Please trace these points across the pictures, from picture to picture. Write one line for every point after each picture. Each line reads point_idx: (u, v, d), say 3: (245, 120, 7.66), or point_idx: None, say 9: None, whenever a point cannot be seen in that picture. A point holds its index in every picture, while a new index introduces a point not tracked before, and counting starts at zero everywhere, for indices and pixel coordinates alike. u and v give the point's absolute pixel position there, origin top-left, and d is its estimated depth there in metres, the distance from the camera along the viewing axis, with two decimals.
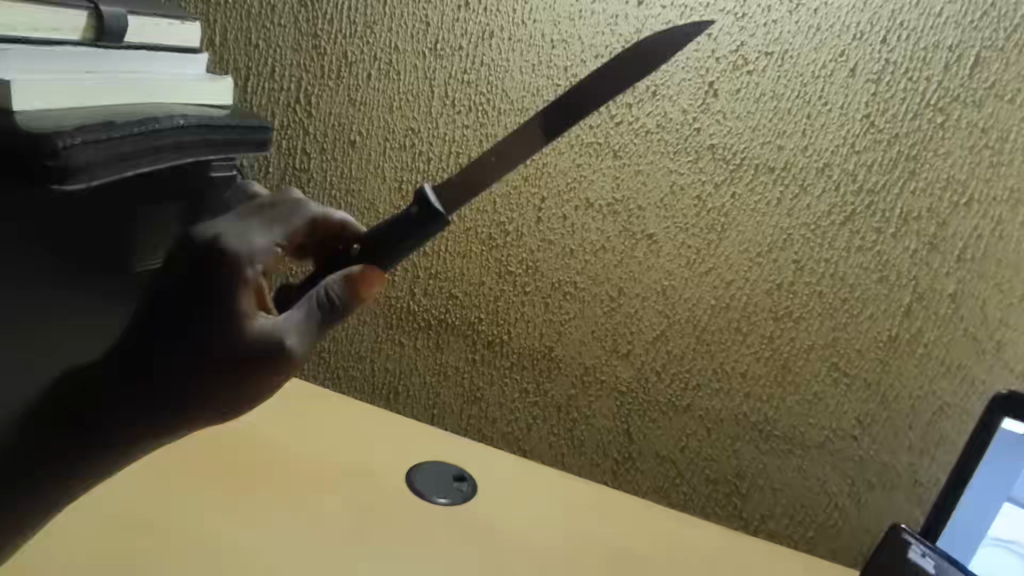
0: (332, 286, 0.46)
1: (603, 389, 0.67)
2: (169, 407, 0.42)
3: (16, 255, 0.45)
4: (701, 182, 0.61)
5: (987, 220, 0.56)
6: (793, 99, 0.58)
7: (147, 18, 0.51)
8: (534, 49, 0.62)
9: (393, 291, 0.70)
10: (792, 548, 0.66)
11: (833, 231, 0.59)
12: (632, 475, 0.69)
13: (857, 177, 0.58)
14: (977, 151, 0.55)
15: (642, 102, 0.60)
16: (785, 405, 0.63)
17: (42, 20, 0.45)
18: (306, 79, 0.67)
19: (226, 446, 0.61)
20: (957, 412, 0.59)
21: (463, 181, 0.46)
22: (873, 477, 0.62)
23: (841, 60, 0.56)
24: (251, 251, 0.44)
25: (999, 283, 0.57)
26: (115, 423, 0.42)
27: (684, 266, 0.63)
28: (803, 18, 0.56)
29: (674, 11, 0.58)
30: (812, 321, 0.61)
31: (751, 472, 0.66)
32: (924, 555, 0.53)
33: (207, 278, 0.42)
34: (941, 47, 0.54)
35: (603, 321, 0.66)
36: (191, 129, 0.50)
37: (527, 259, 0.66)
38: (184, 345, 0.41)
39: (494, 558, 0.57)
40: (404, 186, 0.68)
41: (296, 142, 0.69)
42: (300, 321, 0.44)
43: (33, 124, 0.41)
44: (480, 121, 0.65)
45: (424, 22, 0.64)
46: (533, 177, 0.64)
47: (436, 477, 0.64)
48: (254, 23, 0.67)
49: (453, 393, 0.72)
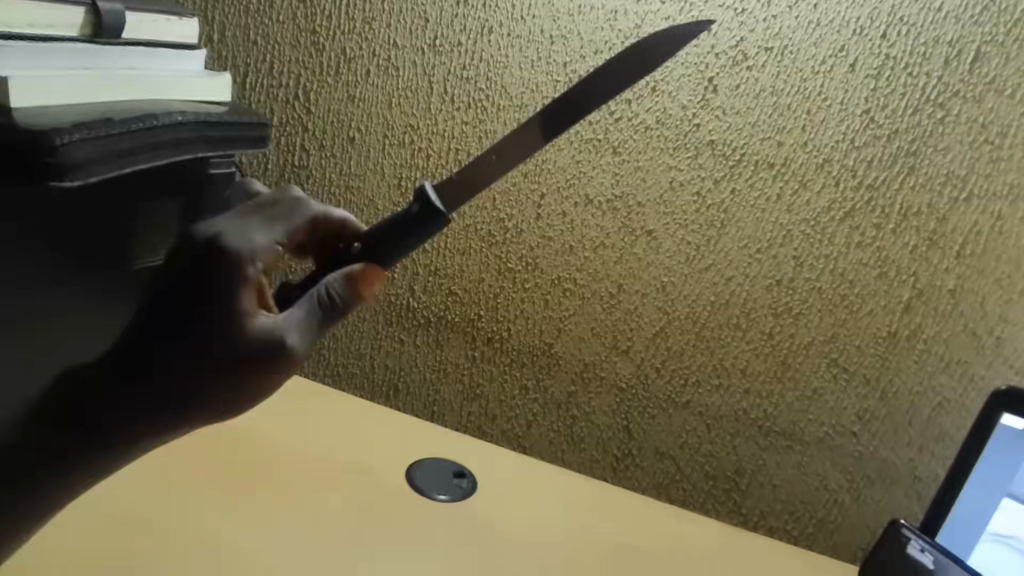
0: (333, 284, 0.46)
1: (603, 386, 0.67)
2: (169, 407, 0.42)
3: (15, 253, 0.46)
4: (701, 178, 0.61)
5: (987, 216, 0.56)
6: (793, 94, 0.57)
7: (143, 14, 0.50)
8: (533, 45, 0.62)
9: (393, 288, 0.70)
10: (791, 543, 0.66)
11: (833, 227, 0.59)
12: (632, 472, 0.69)
13: (857, 173, 0.57)
14: (977, 147, 0.55)
15: (642, 98, 0.60)
16: (785, 401, 0.63)
17: (40, 17, 0.45)
18: (305, 75, 0.67)
19: (226, 444, 0.62)
20: (956, 408, 0.60)
21: (463, 180, 0.46)
22: (873, 473, 0.63)
23: (841, 55, 0.56)
24: (252, 250, 0.43)
25: (999, 279, 0.57)
26: (115, 423, 0.42)
27: (684, 262, 0.63)
28: (803, 14, 0.56)
29: (674, 7, 0.58)
30: (812, 317, 0.61)
31: (751, 468, 0.66)
32: (923, 551, 0.54)
33: (208, 277, 0.42)
34: (941, 42, 0.54)
35: (603, 317, 0.66)
36: (190, 126, 0.50)
37: (527, 256, 0.66)
38: (184, 345, 0.42)
39: (494, 557, 0.57)
40: (403, 183, 0.68)
41: (295, 139, 0.69)
42: (301, 319, 0.44)
43: (32, 121, 0.41)
44: (479, 117, 0.65)
45: (423, 18, 0.64)
46: (532, 174, 0.64)
47: (437, 475, 0.64)
48: (253, 19, 0.67)
49: (452, 390, 0.72)
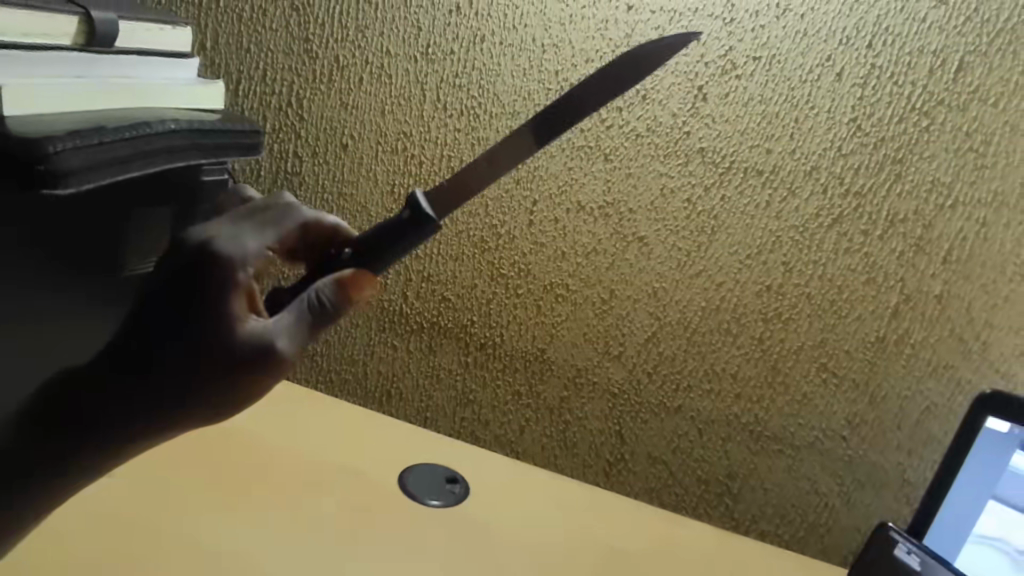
0: (324, 288, 0.45)
1: (595, 391, 0.68)
2: (163, 407, 0.42)
3: (15, 261, 0.46)
4: (691, 185, 0.61)
5: (972, 223, 0.57)
6: (781, 103, 0.58)
7: (136, 23, 0.51)
8: (525, 53, 0.62)
9: (386, 295, 0.70)
10: (782, 547, 0.67)
11: (821, 234, 0.60)
12: (625, 477, 0.69)
13: (845, 180, 0.58)
14: (962, 154, 0.56)
15: (633, 106, 0.61)
16: (775, 406, 0.64)
17: (31, 26, 0.45)
18: (297, 83, 0.67)
19: (217, 443, 0.62)
20: (944, 412, 0.60)
21: (453, 186, 0.46)
22: (862, 476, 0.63)
23: (828, 64, 0.57)
24: (244, 255, 0.44)
25: (984, 285, 0.58)
26: (110, 424, 0.42)
27: (674, 268, 0.63)
28: (791, 23, 0.57)
29: (663, 17, 0.59)
30: (801, 322, 0.62)
31: (742, 472, 0.66)
32: (911, 552, 0.54)
33: (201, 277, 0.42)
34: (925, 52, 0.55)
35: (595, 322, 0.66)
36: (182, 134, 0.50)
37: (519, 262, 0.67)
38: (179, 345, 0.42)
39: (491, 558, 0.57)
40: (396, 190, 0.68)
41: (288, 146, 0.69)
42: (291, 323, 0.44)
43: (25, 129, 0.42)
44: (472, 125, 0.65)
45: (415, 27, 0.64)
46: (525, 181, 0.65)
47: (430, 478, 0.65)
48: (247, 27, 0.67)
49: (445, 396, 0.72)
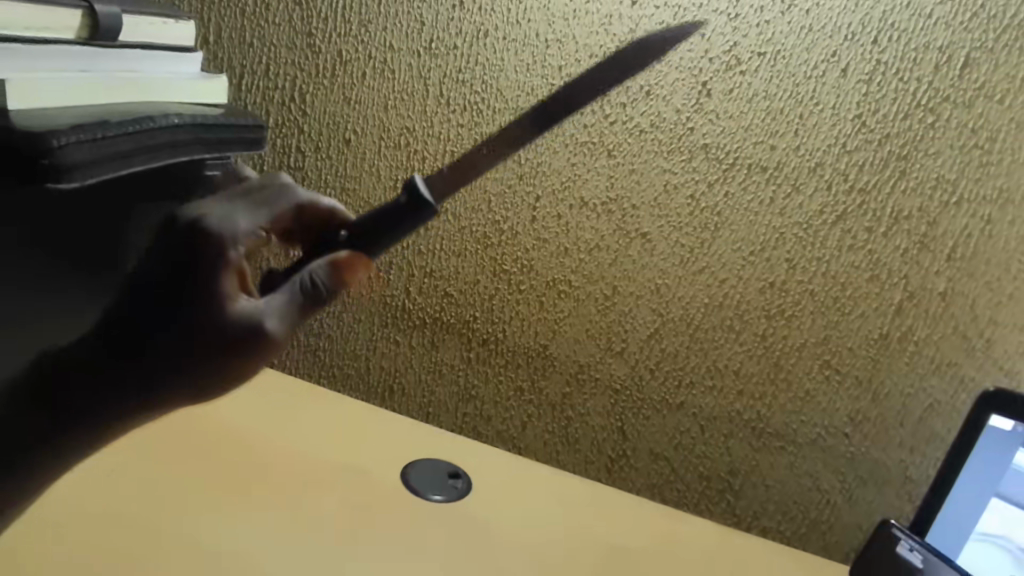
0: (318, 270, 0.46)
1: (597, 387, 0.68)
2: (155, 389, 0.45)
3: (16, 260, 0.45)
4: (694, 182, 0.61)
5: (977, 219, 0.57)
6: (786, 99, 0.58)
7: (140, 17, 0.51)
8: (528, 49, 0.62)
9: (389, 290, 0.70)
10: (783, 543, 0.67)
11: (825, 231, 0.59)
12: (627, 473, 0.69)
13: (849, 177, 0.58)
14: (967, 151, 0.56)
15: (637, 102, 0.60)
16: (777, 403, 0.64)
17: (34, 20, 0.45)
18: (300, 78, 0.67)
19: (216, 445, 0.62)
20: (947, 409, 0.60)
21: (452, 170, 0.46)
22: (864, 473, 0.63)
23: (833, 60, 0.57)
24: (234, 233, 0.48)
25: (989, 282, 0.58)
26: (104, 406, 0.45)
27: (677, 265, 0.63)
28: (796, 19, 0.57)
29: (668, 12, 0.58)
30: (804, 318, 0.62)
31: (744, 469, 0.66)
32: (912, 550, 0.55)
33: (195, 259, 0.46)
34: (931, 48, 0.55)
35: (597, 319, 0.66)
36: (185, 128, 0.50)
37: (521, 258, 0.67)
38: (173, 329, 0.44)
39: (493, 557, 0.57)
40: (399, 185, 0.68)
41: (291, 141, 0.69)
42: (281, 304, 0.46)
43: (28, 124, 0.41)
44: (475, 120, 0.65)
45: (419, 22, 0.64)
46: (528, 176, 0.64)
47: (431, 476, 0.65)
48: (249, 22, 0.67)
49: (447, 392, 0.72)
